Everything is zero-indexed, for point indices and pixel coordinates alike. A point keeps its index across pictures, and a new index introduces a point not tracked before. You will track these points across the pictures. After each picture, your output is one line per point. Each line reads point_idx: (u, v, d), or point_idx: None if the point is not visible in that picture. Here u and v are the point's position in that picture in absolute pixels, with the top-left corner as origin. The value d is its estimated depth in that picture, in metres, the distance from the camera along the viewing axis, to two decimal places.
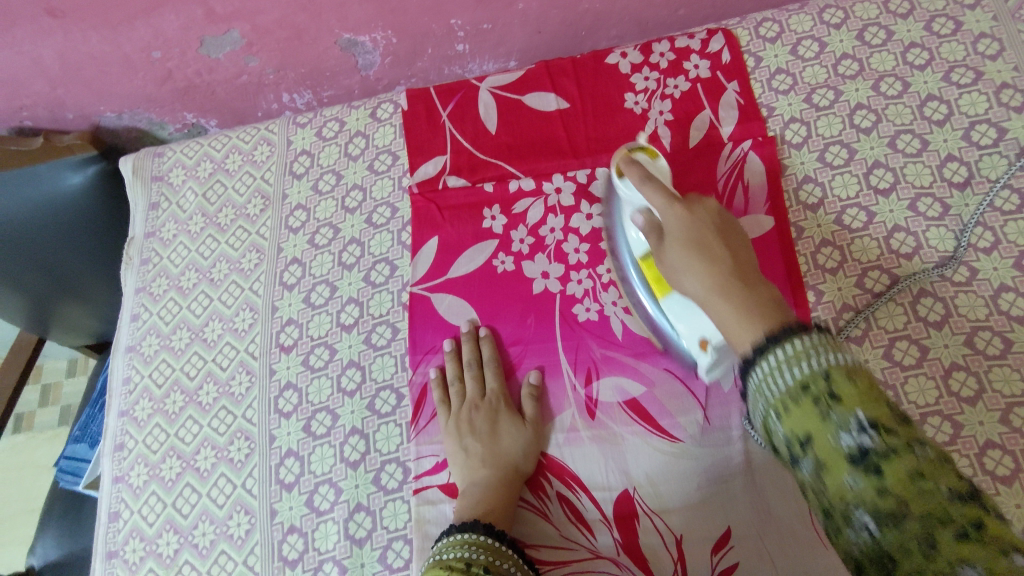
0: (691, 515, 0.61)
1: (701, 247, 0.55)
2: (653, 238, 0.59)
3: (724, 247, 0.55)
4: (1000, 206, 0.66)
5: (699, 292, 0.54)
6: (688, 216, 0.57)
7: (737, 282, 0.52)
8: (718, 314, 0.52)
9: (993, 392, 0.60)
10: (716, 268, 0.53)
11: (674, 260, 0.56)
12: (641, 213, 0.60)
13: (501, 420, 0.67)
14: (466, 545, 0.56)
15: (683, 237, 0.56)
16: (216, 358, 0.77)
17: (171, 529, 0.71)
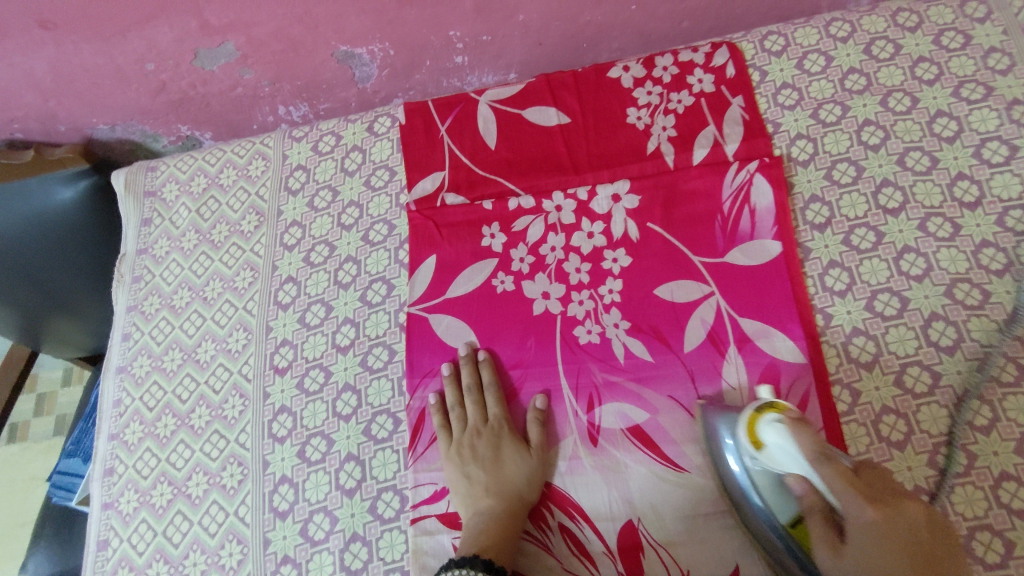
0: (697, 547, 0.59)
1: (874, 564, 0.45)
2: (824, 522, 0.50)
3: (892, 531, 0.45)
4: (1012, 226, 0.65)
5: (854, 560, 0.46)
6: (888, 516, 0.46)
7: None
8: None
9: (1007, 421, 0.59)
10: (891, 549, 0.45)
11: (858, 545, 0.46)
12: (796, 478, 0.52)
13: (505, 447, 0.65)
14: None
15: (874, 543, 0.46)
16: (209, 380, 0.75)
17: (162, 558, 0.69)
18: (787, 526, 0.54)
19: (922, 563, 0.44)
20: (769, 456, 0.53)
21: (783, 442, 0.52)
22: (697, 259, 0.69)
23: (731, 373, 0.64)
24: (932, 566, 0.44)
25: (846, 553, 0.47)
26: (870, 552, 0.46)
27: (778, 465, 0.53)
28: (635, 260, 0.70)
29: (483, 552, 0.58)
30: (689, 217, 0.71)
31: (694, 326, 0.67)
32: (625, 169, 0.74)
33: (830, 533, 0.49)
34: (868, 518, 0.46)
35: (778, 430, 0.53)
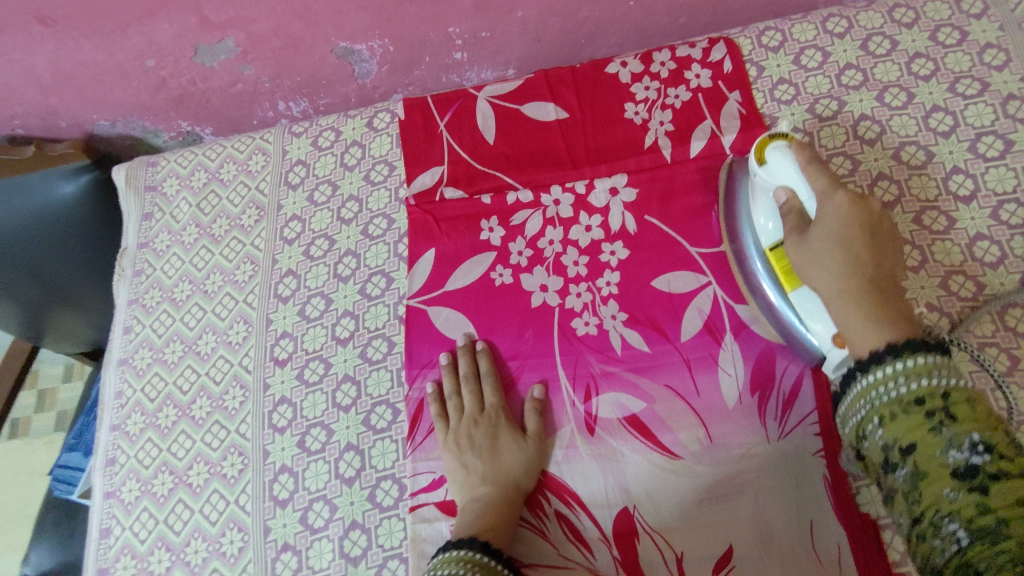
0: (692, 533, 0.60)
1: (845, 246, 0.54)
2: (790, 227, 0.58)
3: (871, 253, 0.54)
4: (1007, 219, 0.65)
5: (830, 286, 0.54)
6: (852, 208, 0.55)
7: (872, 260, 0.54)
8: (859, 250, 0.54)
9: (1000, 411, 0.59)
10: (857, 273, 0.53)
11: (813, 250, 0.55)
12: (787, 191, 0.59)
13: (501, 435, 0.66)
14: (462, 563, 0.56)
15: (833, 234, 0.54)
16: (209, 372, 0.76)
17: (163, 546, 0.69)
18: (767, 249, 0.62)
19: (880, 281, 0.53)
20: (767, 173, 0.60)
21: (784, 155, 0.59)
22: (694, 251, 0.70)
23: (727, 363, 0.65)
24: (876, 240, 0.55)
25: (822, 232, 0.55)
26: (822, 255, 0.55)
27: (774, 180, 0.60)
28: (632, 253, 0.71)
29: (481, 538, 0.58)
30: (686, 210, 0.71)
31: (690, 316, 0.67)
32: (623, 163, 0.75)
33: (796, 216, 0.58)
34: (834, 208, 0.55)
35: (782, 149, 0.59)
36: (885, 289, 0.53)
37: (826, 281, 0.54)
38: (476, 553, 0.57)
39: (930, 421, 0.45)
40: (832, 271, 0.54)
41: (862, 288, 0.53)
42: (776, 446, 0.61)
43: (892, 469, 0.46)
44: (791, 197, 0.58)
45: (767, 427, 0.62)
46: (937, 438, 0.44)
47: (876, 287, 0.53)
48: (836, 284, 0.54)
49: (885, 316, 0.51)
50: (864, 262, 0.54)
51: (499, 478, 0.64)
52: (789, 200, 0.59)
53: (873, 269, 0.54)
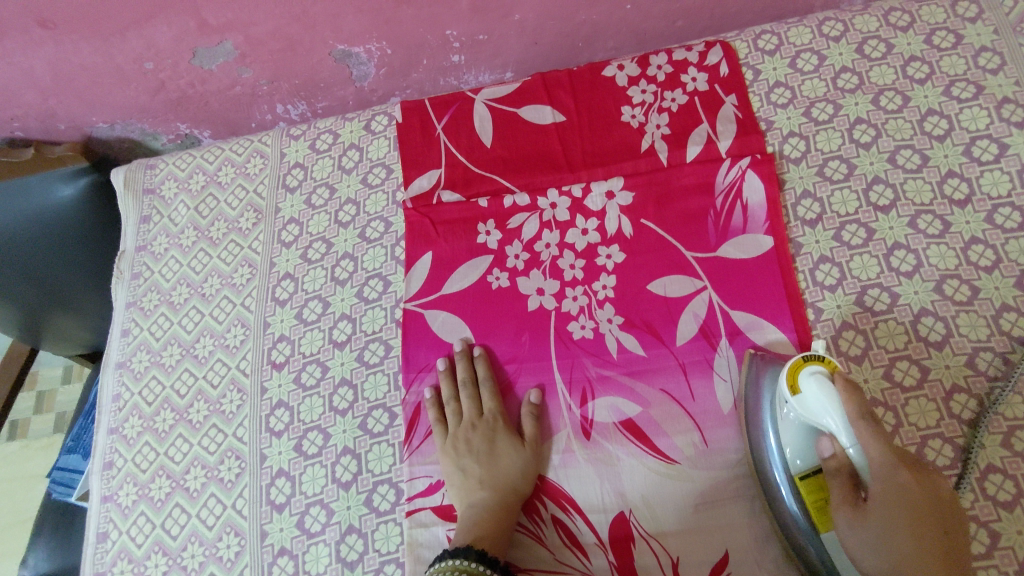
0: (687, 538, 0.60)
1: (904, 514, 0.49)
2: (842, 489, 0.52)
3: (883, 438, 0.50)
4: (1001, 223, 0.65)
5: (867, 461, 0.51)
6: (916, 488, 0.49)
7: (920, 550, 0.48)
8: (907, 529, 0.49)
9: (995, 415, 0.59)
10: (891, 451, 0.50)
11: (873, 537, 0.50)
12: (830, 440, 0.53)
13: (497, 439, 0.66)
14: (457, 573, 0.56)
15: (891, 504, 0.49)
16: (207, 375, 0.76)
17: (160, 550, 0.70)
18: (796, 477, 0.56)
19: (939, 545, 0.48)
20: (801, 402, 0.54)
21: (822, 384, 0.53)
22: (690, 255, 0.70)
23: (723, 368, 0.65)
24: (940, 523, 0.49)
25: (867, 521, 0.50)
26: (885, 513, 0.49)
27: (808, 412, 0.54)
28: (629, 256, 0.71)
29: (477, 545, 0.59)
30: (682, 213, 0.72)
31: (686, 321, 0.67)
32: (619, 167, 0.75)
33: (846, 485, 0.52)
34: (901, 479, 0.50)
35: (818, 380, 0.53)
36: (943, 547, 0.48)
37: (879, 547, 0.49)
38: (471, 563, 0.56)
39: None
40: (896, 566, 0.48)
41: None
42: None
43: None
44: (824, 434, 0.53)
45: None
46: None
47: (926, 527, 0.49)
48: (881, 552, 0.49)
49: None
50: (920, 526, 0.49)
51: (496, 484, 0.64)
52: (828, 441, 0.53)
53: (918, 527, 0.49)
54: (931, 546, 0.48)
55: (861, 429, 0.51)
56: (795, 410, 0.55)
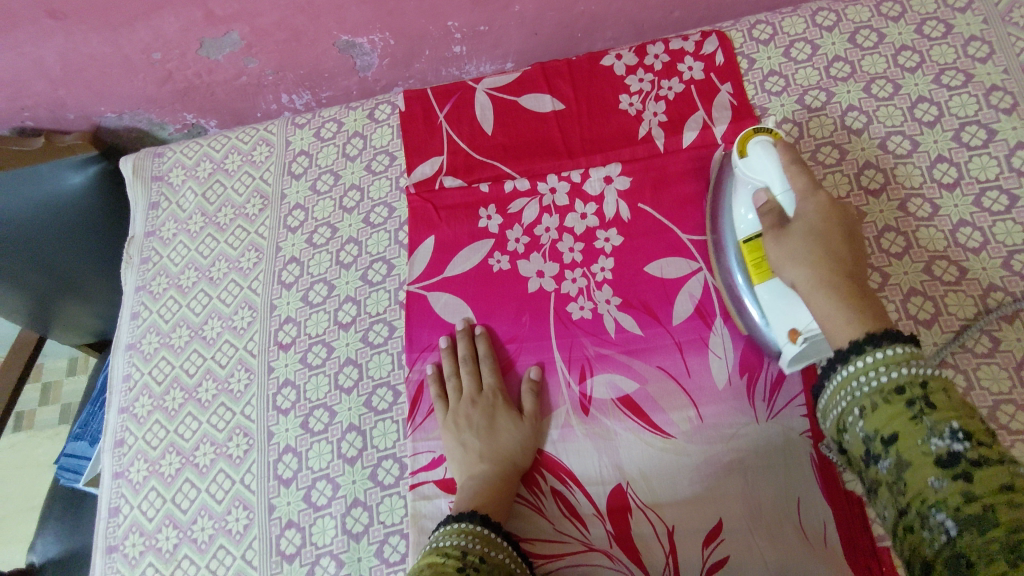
0: (682, 508, 0.62)
1: (823, 240, 0.56)
2: (770, 218, 0.59)
3: (849, 251, 0.56)
4: (989, 206, 0.67)
5: (801, 284, 0.55)
6: (829, 211, 0.57)
7: (841, 283, 0.53)
8: (823, 244, 0.56)
9: (981, 390, 0.61)
10: (829, 262, 0.55)
11: (791, 249, 0.56)
12: (766, 191, 0.61)
13: (497, 413, 0.68)
14: (462, 534, 0.58)
15: (809, 226, 0.56)
16: (215, 356, 0.78)
17: (170, 524, 0.71)
18: (742, 241, 0.63)
19: (849, 277, 0.54)
20: (750, 166, 0.62)
21: (767, 149, 0.61)
22: (686, 238, 0.72)
23: (717, 346, 0.67)
24: (854, 242, 0.57)
25: (792, 245, 0.56)
26: (801, 251, 0.56)
27: (755, 174, 0.62)
28: (626, 239, 0.73)
29: (480, 512, 0.60)
30: (678, 198, 0.74)
31: (681, 301, 0.69)
32: (617, 153, 0.77)
33: (777, 215, 0.59)
34: (813, 207, 0.57)
35: (762, 143, 0.62)
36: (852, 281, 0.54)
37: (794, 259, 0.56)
38: (475, 526, 0.58)
39: (909, 410, 0.45)
40: (815, 276, 0.54)
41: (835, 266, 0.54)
42: (762, 426, 0.63)
43: (874, 459, 0.47)
44: (770, 195, 0.60)
45: (756, 408, 0.64)
46: (921, 427, 0.44)
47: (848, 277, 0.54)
48: (807, 252, 0.55)
49: (851, 303, 0.52)
50: (843, 257, 0.55)
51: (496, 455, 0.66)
52: (765, 192, 0.61)
53: (841, 264, 0.55)
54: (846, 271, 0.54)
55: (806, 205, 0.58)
56: (743, 178, 0.63)
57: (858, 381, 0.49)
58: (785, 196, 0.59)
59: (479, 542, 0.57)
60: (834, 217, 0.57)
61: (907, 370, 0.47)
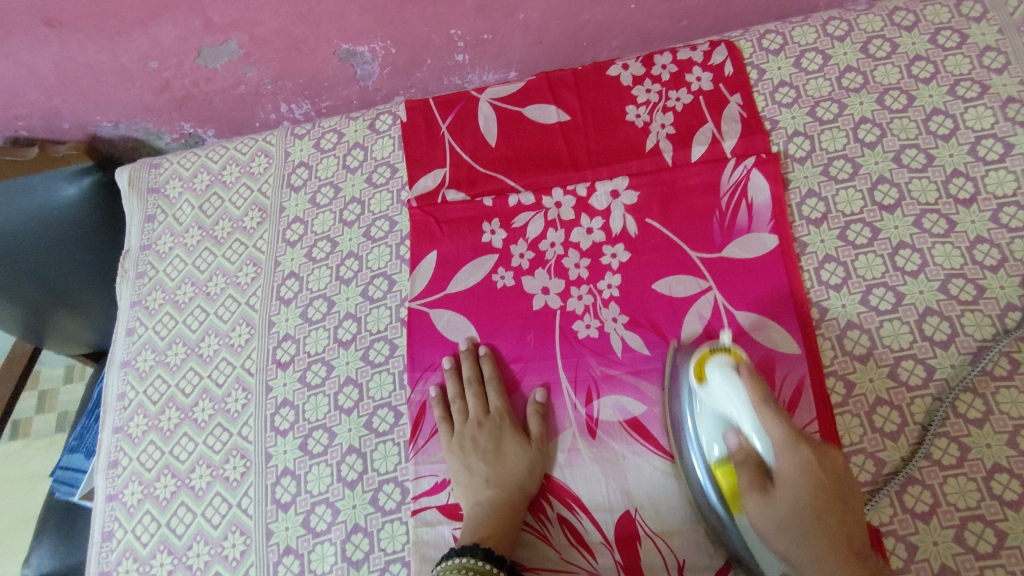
0: (692, 537, 0.60)
1: (812, 501, 0.52)
2: (751, 476, 0.54)
3: (829, 496, 0.52)
4: (1007, 223, 0.65)
5: (793, 559, 0.52)
6: (815, 469, 0.52)
7: (838, 565, 0.50)
8: (811, 525, 0.52)
9: (1000, 414, 0.59)
10: (821, 531, 0.51)
11: (787, 519, 0.52)
12: (737, 435, 0.56)
13: (503, 438, 0.66)
14: (462, 571, 0.56)
15: (797, 508, 0.52)
16: (212, 374, 0.76)
17: (165, 549, 0.70)
18: (712, 465, 0.58)
19: (858, 557, 0.51)
20: (707, 393, 0.58)
21: (728, 376, 0.57)
22: (695, 255, 0.70)
23: None
24: (843, 497, 0.53)
25: (774, 508, 0.53)
26: (798, 526, 0.52)
27: (716, 402, 0.58)
28: (633, 256, 0.71)
29: (486, 545, 0.59)
30: (687, 213, 0.72)
31: (691, 320, 0.67)
32: (624, 166, 0.75)
33: (754, 473, 0.54)
34: (803, 459, 0.52)
35: (723, 369, 0.57)
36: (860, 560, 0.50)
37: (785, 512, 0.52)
38: (477, 561, 0.57)
39: None
40: (814, 573, 0.50)
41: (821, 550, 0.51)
42: None
43: None
44: (739, 431, 0.56)
45: None
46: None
47: (840, 549, 0.51)
48: (790, 519, 0.52)
49: None
50: (834, 539, 0.51)
51: (502, 482, 0.64)
52: (737, 431, 0.56)
53: (833, 546, 0.51)
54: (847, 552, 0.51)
55: (784, 453, 0.53)
56: (703, 399, 0.59)
57: None
58: (757, 442, 0.55)
59: None
60: (813, 464, 0.52)
61: None
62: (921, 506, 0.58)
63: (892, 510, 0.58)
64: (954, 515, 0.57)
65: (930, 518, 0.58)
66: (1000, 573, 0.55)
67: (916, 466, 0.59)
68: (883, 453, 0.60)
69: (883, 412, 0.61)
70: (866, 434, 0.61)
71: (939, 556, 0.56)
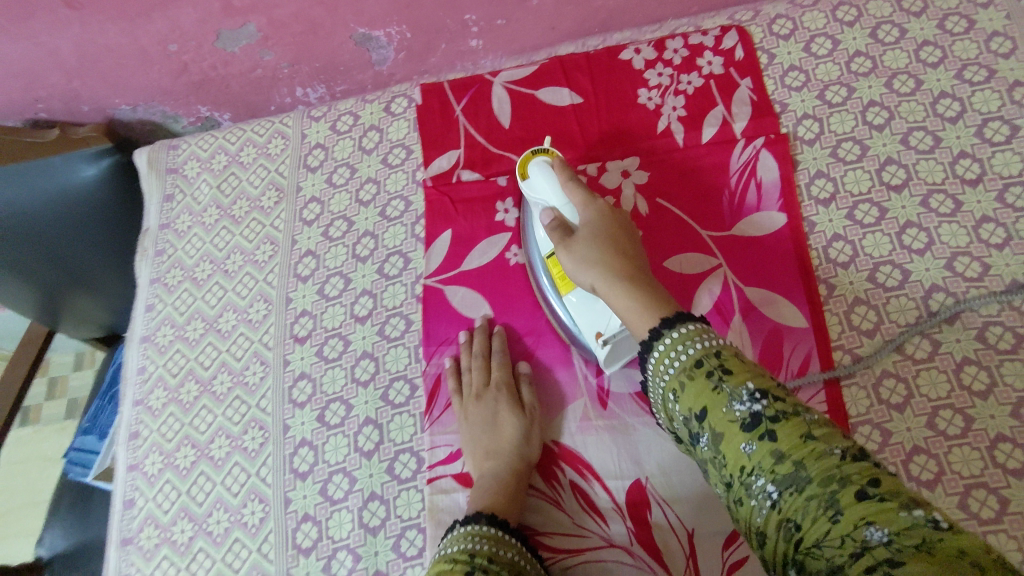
0: (702, 507, 0.62)
1: (608, 243, 0.59)
2: (557, 229, 0.62)
3: (623, 246, 0.59)
4: (1012, 202, 0.67)
5: (596, 282, 0.58)
6: (610, 215, 0.61)
7: (638, 278, 0.56)
8: (609, 247, 0.59)
9: (1005, 387, 0.61)
10: (625, 258, 0.58)
11: (591, 256, 0.58)
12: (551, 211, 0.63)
13: (502, 406, 0.67)
14: (467, 537, 0.56)
15: (601, 234, 0.60)
16: (231, 348, 0.78)
17: (186, 516, 0.71)
18: (546, 258, 0.67)
19: (643, 270, 0.58)
20: (531, 186, 0.65)
21: (546, 171, 0.63)
22: (705, 233, 0.71)
23: (736, 342, 0.67)
24: (635, 242, 0.61)
25: (576, 260, 0.60)
26: (595, 243, 0.59)
27: (537, 196, 0.65)
28: (645, 234, 0.73)
29: (490, 510, 0.59)
30: (697, 192, 0.73)
31: (701, 296, 0.69)
32: (636, 147, 0.76)
33: (561, 223, 0.62)
34: (597, 213, 0.61)
35: (540, 164, 0.64)
36: (643, 270, 0.58)
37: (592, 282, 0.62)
38: (484, 526, 0.57)
39: (708, 377, 0.46)
40: (609, 276, 0.57)
41: (625, 269, 0.57)
42: None
43: (695, 433, 0.47)
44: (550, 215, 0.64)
45: None
46: (718, 393, 0.45)
47: (635, 266, 0.58)
48: (599, 254, 0.58)
49: (663, 306, 0.53)
50: (631, 249, 0.60)
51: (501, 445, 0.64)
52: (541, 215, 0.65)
53: (630, 261, 0.58)
54: (643, 267, 0.59)
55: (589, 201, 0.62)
56: (526, 195, 0.66)
57: (666, 367, 0.49)
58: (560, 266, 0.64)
59: (488, 543, 0.55)
60: (609, 212, 0.62)
61: (700, 342, 0.48)
62: (926, 474, 0.60)
63: (898, 478, 0.60)
64: (959, 483, 0.59)
65: (936, 486, 0.59)
66: (1004, 539, 0.57)
67: (922, 436, 0.61)
68: (889, 423, 0.62)
69: (889, 385, 0.63)
70: (872, 406, 0.63)
71: None
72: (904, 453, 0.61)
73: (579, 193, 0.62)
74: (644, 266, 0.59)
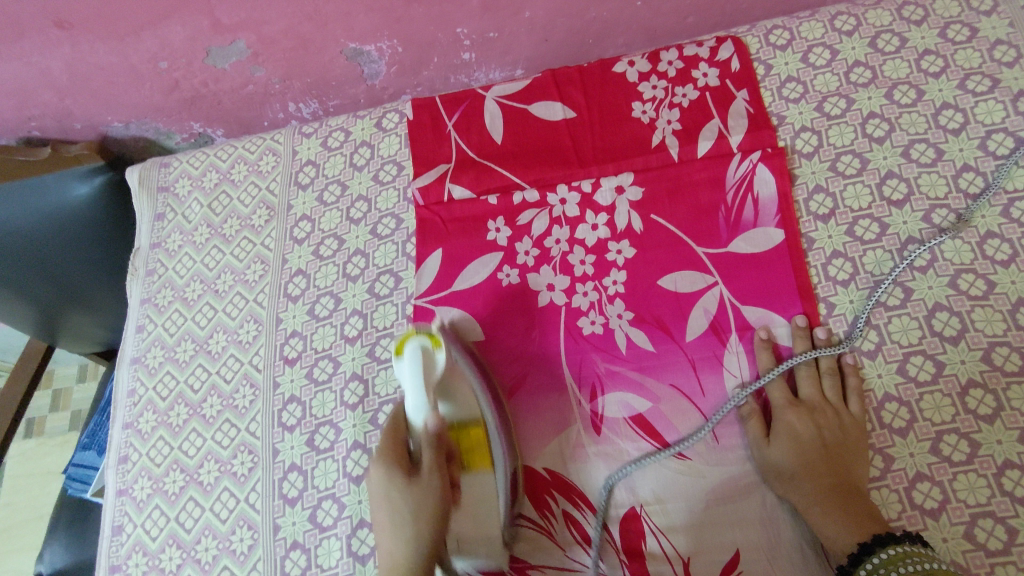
0: (696, 536, 0.61)
1: (799, 447, 0.61)
2: (786, 442, 0.61)
3: (817, 458, 0.60)
4: (1018, 217, 0.65)
5: (784, 428, 0.62)
6: (805, 422, 0.62)
7: (808, 480, 0.59)
8: (801, 456, 0.60)
9: (1011, 410, 0.59)
10: (810, 466, 0.60)
11: (778, 461, 0.60)
12: (426, 393, 0.59)
13: (420, 477, 0.58)
14: None
15: (786, 434, 0.62)
16: (220, 370, 0.77)
17: (174, 543, 0.70)
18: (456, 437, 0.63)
19: (825, 449, 0.60)
20: (399, 367, 0.60)
21: (420, 357, 0.60)
22: (701, 251, 0.70)
23: (733, 364, 0.66)
24: (841, 447, 0.60)
25: (774, 455, 0.61)
26: (783, 441, 0.61)
27: (402, 378, 0.61)
28: (639, 252, 0.71)
29: None
30: (692, 208, 0.71)
31: (696, 316, 0.67)
32: (629, 162, 0.75)
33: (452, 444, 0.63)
34: (791, 420, 0.62)
35: (415, 348, 0.60)
36: (832, 460, 0.60)
37: (472, 408, 0.64)
38: None
39: None
40: (798, 481, 0.59)
41: (806, 450, 0.61)
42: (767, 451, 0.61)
43: None
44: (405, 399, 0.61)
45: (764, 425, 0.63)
46: None
47: (825, 454, 0.60)
48: (797, 457, 0.60)
49: (851, 521, 0.56)
50: (845, 460, 0.60)
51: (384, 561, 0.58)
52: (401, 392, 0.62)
53: (825, 476, 0.59)
54: (837, 453, 0.60)
55: (452, 382, 0.63)
56: (398, 377, 0.61)
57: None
58: (416, 415, 0.60)
59: None
60: (808, 411, 0.63)
61: (912, 566, 0.51)
62: (930, 501, 0.58)
63: (900, 505, 0.58)
64: (964, 511, 0.57)
65: (940, 515, 0.57)
66: (1010, 570, 0.55)
67: (926, 463, 0.59)
68: (891, 449, 0.60)
69: (891, 408, 0.61)
70: (873, 430, 0.61)
71: (947, 552, 0.56)
72: (907, 480, 0.59)
73: (461, 385, 0.63)
74: (846, 437, 0.60)
